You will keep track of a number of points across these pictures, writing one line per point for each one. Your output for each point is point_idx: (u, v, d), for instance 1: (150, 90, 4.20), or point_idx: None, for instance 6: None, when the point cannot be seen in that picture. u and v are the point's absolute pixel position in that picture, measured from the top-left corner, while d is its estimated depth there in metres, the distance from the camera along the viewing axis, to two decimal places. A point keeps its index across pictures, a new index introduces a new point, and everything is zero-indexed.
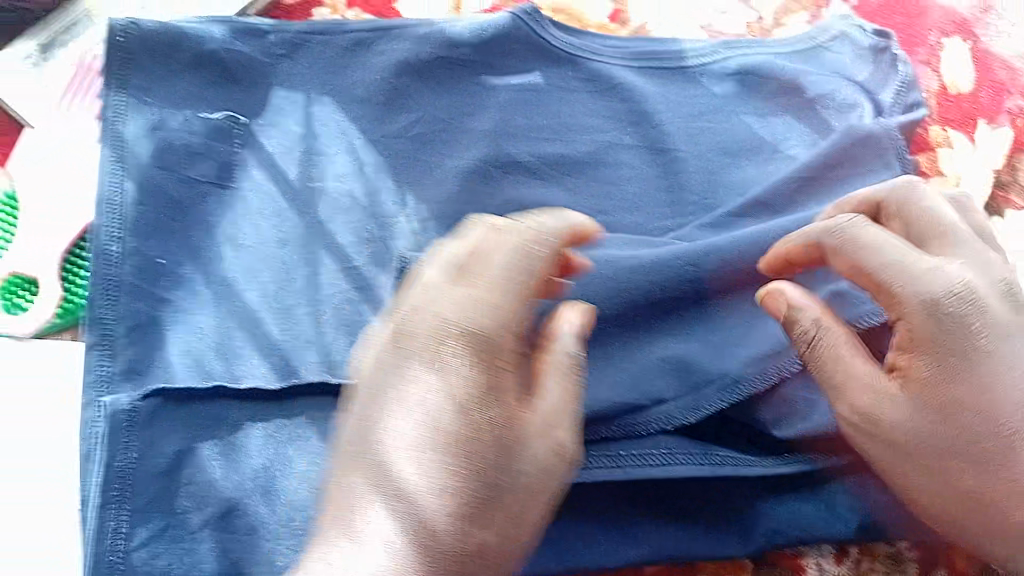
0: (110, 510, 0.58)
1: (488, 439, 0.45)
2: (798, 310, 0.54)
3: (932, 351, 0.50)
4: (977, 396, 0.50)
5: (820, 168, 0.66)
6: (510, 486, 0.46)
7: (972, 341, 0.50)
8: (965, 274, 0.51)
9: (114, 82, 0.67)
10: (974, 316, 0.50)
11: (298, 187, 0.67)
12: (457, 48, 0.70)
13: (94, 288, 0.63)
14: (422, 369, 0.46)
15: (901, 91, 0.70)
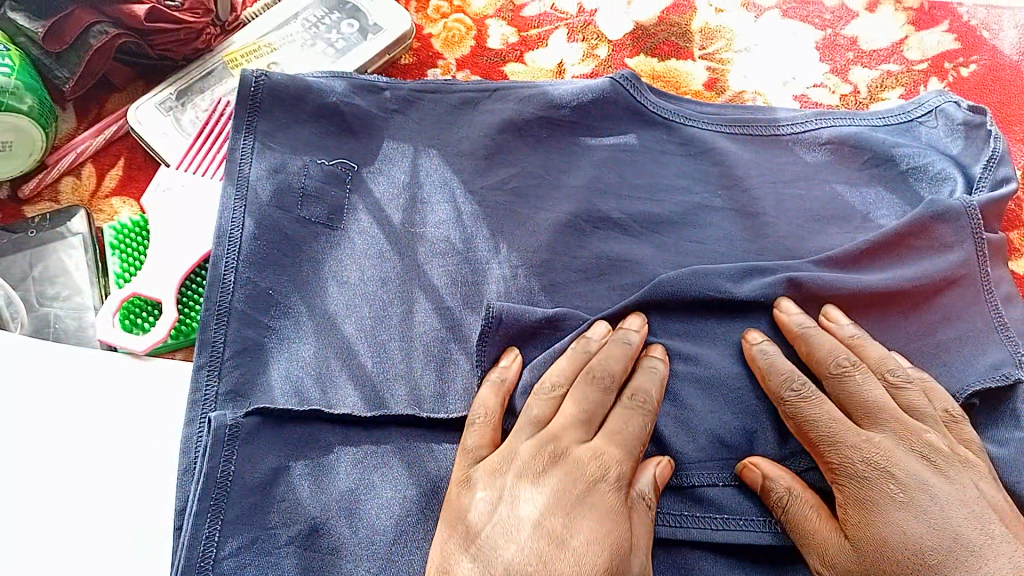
0: (205, 519, 0.58)
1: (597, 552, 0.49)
2: (773, 481, 0.57)
3: (853, 503, 0.54)
4: (895, 544, 0.52)
5: (902, 238, 0.67)
6: None
7: (870, 493, 0.54)
8: (873, 437, 0.55)
9: (244, 126, 0.73)
10: (883, 472, 0.54)
11: (400, 231, 0.71)
12: (558, 110, 0.75)
13: (207, 312, 0.66)
14: (524, 489, 0.52)
15: (992, 165, 0.71)
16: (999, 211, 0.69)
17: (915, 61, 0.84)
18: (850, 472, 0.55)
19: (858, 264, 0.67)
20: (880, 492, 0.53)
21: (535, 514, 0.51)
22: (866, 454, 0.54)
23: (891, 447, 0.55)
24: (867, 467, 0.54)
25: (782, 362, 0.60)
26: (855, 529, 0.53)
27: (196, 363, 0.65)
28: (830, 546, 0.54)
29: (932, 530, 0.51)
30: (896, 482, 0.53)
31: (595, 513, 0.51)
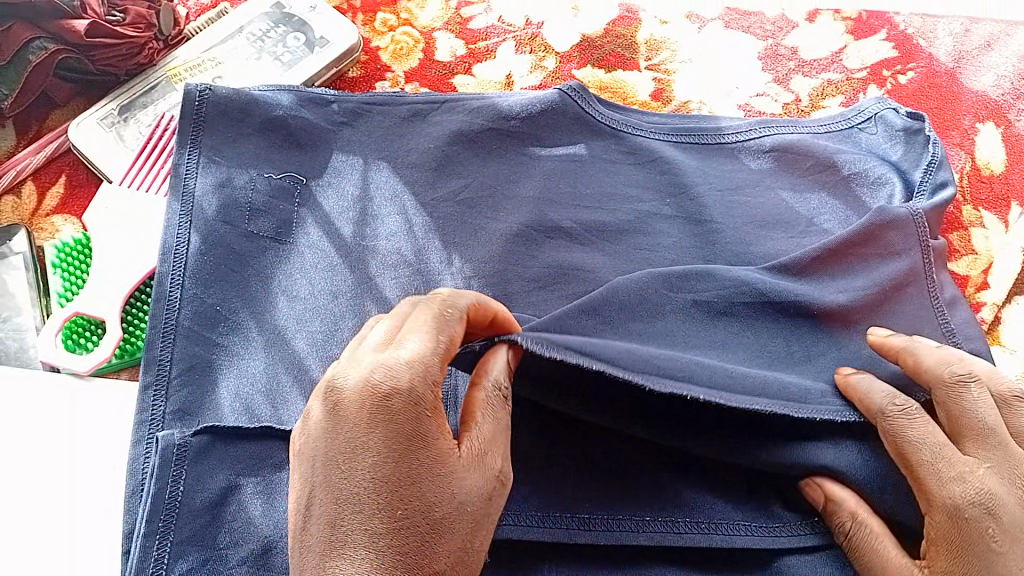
0: (154, 540, 0.57)
1: (417, 473, 0.44)
2: (837, 504, 0.55)
3: (949, 548, 0.52)
4: None
5: (853, 246, 0.67)
6: (450, 512, 0.44)
7: (974, 540, 0.51)
8: (987, 477, 0.52)
9: (189, 141, 0.73)
10: (990, 522, 0.51)
11: (350, 244, 0.70)
12: (506, 120, 0.75)
13: (153, 330, 0.65)
14: (346, 449, 0.45)
15: (930, 170, 0.73)
16: (938, 218, 0.71)
17: (855, 69, 0.87)
18: (952, 512, 0.52)
19: (807, 272, 0.66)
20: (979, 539, 0.51)
21: (346, 462, 0.44)
22: (974, 496, 0.52)
23: (993, 483, 0.52)
24: (971, 505, 0.52)
25: (878, 386, 0.57)
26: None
27: (142, 382, 0.64)
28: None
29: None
30: (998, 526, 0.51)
31: (389, 454, 0.44)
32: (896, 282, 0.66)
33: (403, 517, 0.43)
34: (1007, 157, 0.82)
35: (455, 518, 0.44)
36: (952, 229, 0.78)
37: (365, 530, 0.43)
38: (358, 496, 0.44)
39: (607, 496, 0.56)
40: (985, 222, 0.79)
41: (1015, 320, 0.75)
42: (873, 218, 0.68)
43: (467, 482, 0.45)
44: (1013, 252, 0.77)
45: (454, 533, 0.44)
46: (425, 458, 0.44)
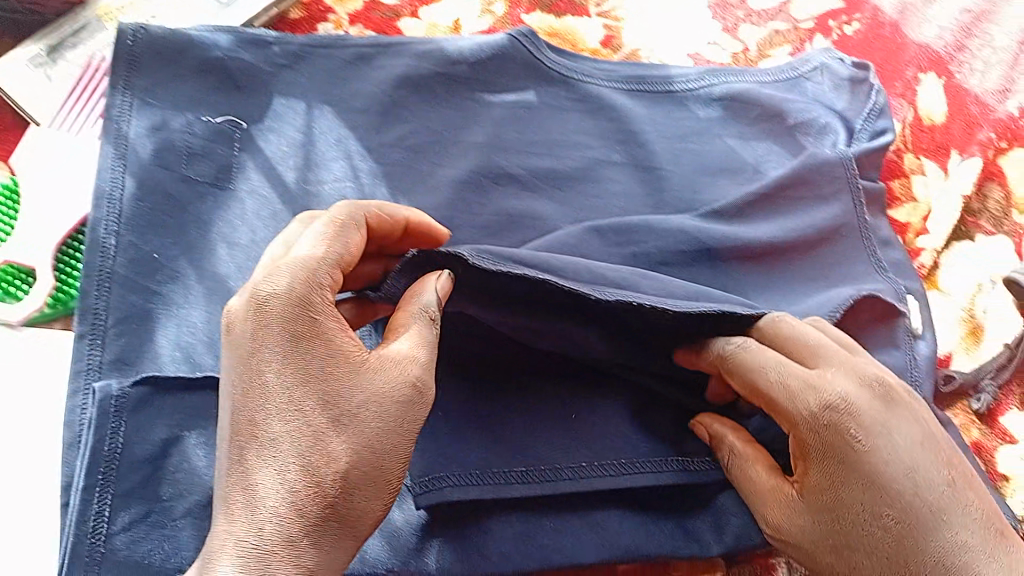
0: (93, 494, 0.55)
1: (315, 372, 0.44)
2: (717, 438, 0.57)
3: (818, 461, 0.52)
4: (859, 494, 0.50)
5: (785, 189, 0.68)
6: (353, 411, 0.44)
7: (842, 447, 0.51)
8: (842, 387, 0.52)
9: (120, 82, 0.69)
10: (848, 422, 0.51)
11: (294, 191, 0.68)
12: (454, 65, 0.73)
13: (88, 278, 0.63)
14: (246, 360, 0.44)
15: (871, 119, 0.75)
16: (874, 161, 0.73)
17: (802, 20, 0.87)
18: (810, 423, 0.51)
19: (743, 215, 0.66)
20: (840, 439, 0.51)
21: (251, 369, 0.44)
22: (823, 399, 0.51)
23: (847, 384, 0.52)
24: (826, 409, 0.51)
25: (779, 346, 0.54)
26: (815, 487, 0.52)
27: (77, 332, 0.61)
28: (783, 500, 0.54)
29: (897, 474, 0.50)
30: (857, 424, 0.51)
31: (287, 360, 0.44)
32: (827, 226, 0.67)
33: (304, 421, 0.43)
34: (947, 108, 0.83)
35: (361, 413, 0.44)
36: (893, 177, 0.79)
37: (266, 439, 0.43)
38: (258, 407, 0.44)
39: (533, 445, 0.56)
40: (925, 170, 0.79)
41: (953, 267, 0.76)
42: (805, 161, 0.68)
43: (375, 381, 0.45)
44: (950, 199, 0.78)
45: (365, 430, 0.44)
46: (325, 363, 0.44)
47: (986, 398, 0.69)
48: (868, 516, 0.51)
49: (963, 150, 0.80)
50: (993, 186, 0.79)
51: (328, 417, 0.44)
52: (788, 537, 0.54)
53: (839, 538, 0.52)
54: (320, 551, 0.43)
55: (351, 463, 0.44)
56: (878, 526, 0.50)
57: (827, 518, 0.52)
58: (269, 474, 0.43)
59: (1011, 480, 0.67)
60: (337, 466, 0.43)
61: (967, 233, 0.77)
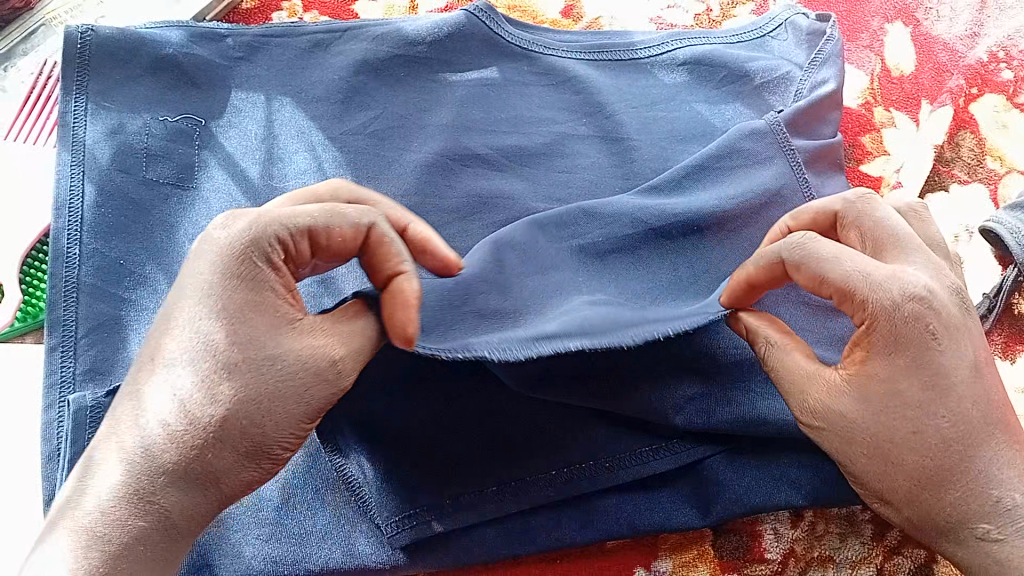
0: None
1: (250, 324, 0.45)
2: (754, 330, 0.55)
3: (884, 347, 0.50)
4: (921, 390, 0.49)
5: (722, 160, 0.66)
6: (259, 385, 0.45)
7: (924, 340, 0.49)
8: (923, 280, 0.50)
9: (74, 87, 0.68)
10: (929, 318, 0.49)
11: (259, 186, 0.67)
12: (413, 46, 0.72)
13: (53, 288, 0.62)
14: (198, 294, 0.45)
15: (829, 65, 0.73)
16: (819, 113, 0.70)
17: None
18: (890, 311, 0.49)
19: (679, 188, 0.64)
20: (916, 331, 0.49)
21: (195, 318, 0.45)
22: (909, 289, 0.49)
23: (926, 279, 0.50)
24: (909, 303, 0.49)
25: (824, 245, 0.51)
26: (867, 378, 0.50)
27: (47, 344, 0.61)
28: (825, 386, 0.52)
29: (960, 378, 0.50)
30: (940, 322, 0.49)
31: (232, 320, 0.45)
32: (769, 187, 0.65)
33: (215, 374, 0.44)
34: (916, 56, 0.82)
35: (268, 385, 0.45)
36: (864, 132, 0.78)
37: (181, 378, 0.45)
38: (187, 359, 0.45)
39: (489, 465, 0.57)
40: (896, 123, 0.79)
41: (927, 216, 0.75)
42: (735, 133, 0.66)
43: (292, 362, 0.46)
44: (919, 150, 0.76)
45: (265, 407, 0.45)
46: (256, 333, 0.45)
47: None
48: (923, 410, 0.49)
49: (933, 100, 0.79)
50: (965, 133, 0.78)
51: (236, 379, 0.45)
52: (827, 421, 0.52)
53: (893, 429, 0.50)
54: (190, 502, 0.46)
55: (236, 434, 0.45)
56: (931, 424, 0.49)
57: (875, 413, 0.50)
58: (166, 407, 0.45)
59: None
60: (227, 443, 0.45)
61: (941, 183, 0.76)
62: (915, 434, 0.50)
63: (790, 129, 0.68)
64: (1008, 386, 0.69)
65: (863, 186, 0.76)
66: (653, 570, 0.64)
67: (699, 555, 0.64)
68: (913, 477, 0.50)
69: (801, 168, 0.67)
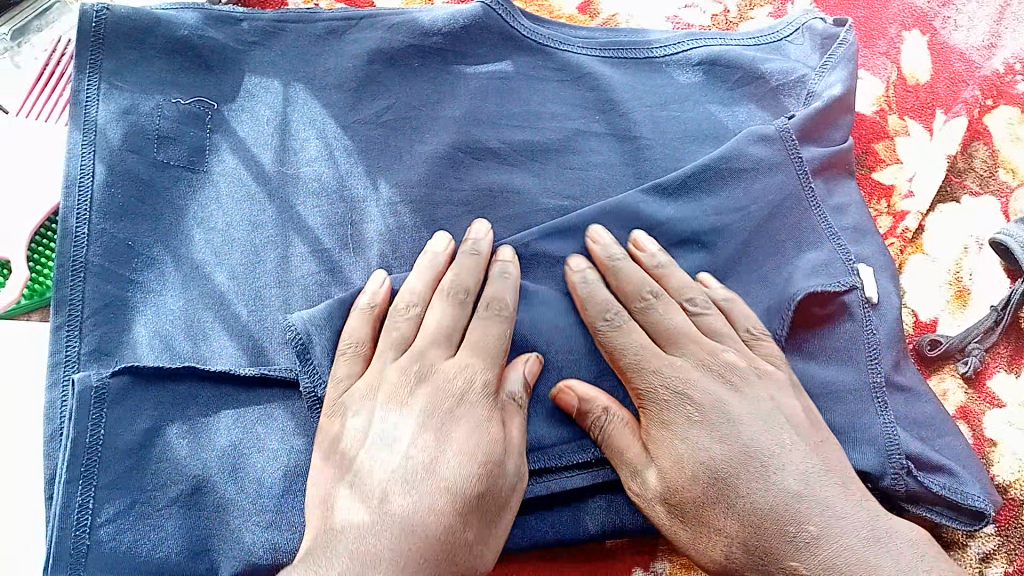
0: (77, 486, 0.55)
1: (475, 401, 0.53)
2: (587, 402, 0.57)
3: (676, 410, 0.54)
4: (709, 446, 0.52)
5: (727, 165, 0.66)
6: (502, 478, 0.52)
7: (691, 406, 0.53)
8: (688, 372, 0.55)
9: (87, 66, 0.68)
10: (691, 391, 0.54)
11: (270, 173, 0.67)
12: (428, 37, 0.71)
13: (61, 268, 0.62)
14: (392, 408, 0.53)
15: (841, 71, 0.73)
16: (829, 119, 0.71)
17: None
18: (653, 395, 0.55)
19: (686, 191, 0.65)
20: (676, 412, 0.54)
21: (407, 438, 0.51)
22: (666, 380, 0.55)
23: (690, 370, 0.55)
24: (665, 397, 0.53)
25: (634, 268, 0.60)
26: (661, 449, 0.54)
27: (53, 323, 0.60)
28: (642, 460, 0.54)
29: (749, 433, 0.52)
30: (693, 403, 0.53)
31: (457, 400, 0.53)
32: (777, 195, 0.65)
33: (479, 471, 0.50)
34: (932, 65, 0.81)
35: (496, 490, 0.51)
36: (877, 139, 0.78)
37: (424, 460, 0.50)
38: (404, 433, 0.51)
39: None
40: (910, 131, 0.78)
41: (936, 229, 0.75)
42: (742, 139, 0.66)
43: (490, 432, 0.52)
44: (931, 160, 0.76)
45: (500, 492, 0.52)
46: (483, 428, 0.52)
47: (973, 362, 0.68)
48: (722, 467, 0.51)
49: (948, 109, 0.79)
50: (978, 145, 0.78)
51: (481, 455, 0.51)
52: (643, 493, 0.54)
53: (709, 500, 0.51)
54: (471, 530, 0.49)
55: (507, 470, 0.52)
56: (726, 490, 0.51)
57: (664, 481, 0.53)
58: (425, 493, 0.49)
59: (997, 445, 0.67)
60: (476, 480, 0.50)
61: (953, 194, 0.76)
62: (724, 493, 0.51)
63: (796, 134, 0.68)
64: (1014, 400, 0.69)
65: (874, 193, 0.75)
66: (651, 570, 0.64)
67: None
68: (736, 554, 0.51)
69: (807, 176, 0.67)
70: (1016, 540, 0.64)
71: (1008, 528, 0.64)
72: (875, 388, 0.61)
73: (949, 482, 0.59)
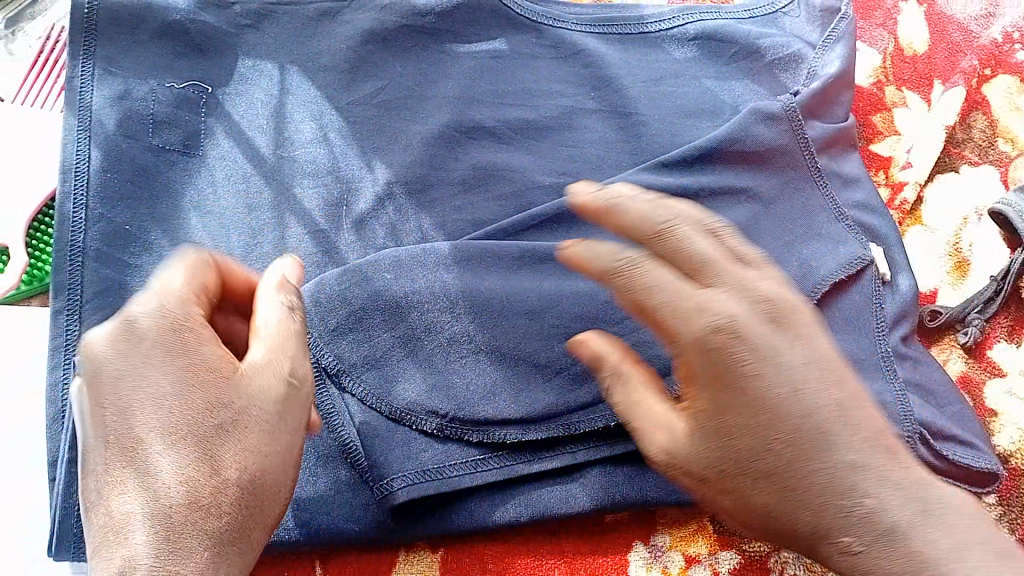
0: (78, 466, 0.56)
1: (164, 332, 0.41)
2: None
3: None
4: (906, 435, 0.37)
5: (736, 145, 0.65)
6: (244, 411, 0.42)
7: None
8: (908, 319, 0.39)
9: (80, 51, 0.68)
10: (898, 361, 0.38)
11: (266, 156, 0.67)
12: (422, 17, 0.71)
13: (59, 253, 0.62)
14: (141, 374, 0.40)
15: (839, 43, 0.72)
16: (832, 96, 0.70)
17: None
18: None
19: (690, 167, 0.65)
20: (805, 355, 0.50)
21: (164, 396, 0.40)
22: None
23: None
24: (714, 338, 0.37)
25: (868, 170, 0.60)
26: None
27: (53, 308, 0.61)
28: (672, 421, 0.40)
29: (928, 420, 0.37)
30: None
31: (163, 406, 0.40)
32: (782, 177, 0.66)
33: (214, 415, 0.41)
34: (930, 36, 0.81)
35: (205, 423, 0.41)
36: (875, 110, 0.77)
37: (211, 408, 0.41)
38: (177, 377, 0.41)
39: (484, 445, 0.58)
40: (908, 102, 0.77)
41: (935, 199, 0.75)
42: (748, 116, 0.66)
43: (256, 397, 0.42)
44: (931, 130, 0.76)
45: (231, 417, 0.41)
46: (177, 354, 0.41)
47: (973, 332, 0.68)
48: (766, 440, 0.37)
49: (946, 80, 0.78)
50: (977, 115, 0.77)
51: (205, 399, 0.41)
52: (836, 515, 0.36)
53: (770, 480, 0.38)
54: (235, 457, 0.41)
55: (237, 411, 0.42)
56: (773, 461, 0.38)
57: None
58: (215, 444, 0.41)
59: (999, 414, 0.67)
60: (219, 419, 0.41)
61: (951, 165, 0.76)
62: (765, 458, 0.38)
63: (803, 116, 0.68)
64: (1014, 369, 0.68)
65: (872, 165, 0.75)
66: (651, 544, 0.64)
67: (698, 530, 0.65)
68: None
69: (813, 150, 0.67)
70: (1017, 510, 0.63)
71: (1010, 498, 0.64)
72: (879, 356, 0.61)
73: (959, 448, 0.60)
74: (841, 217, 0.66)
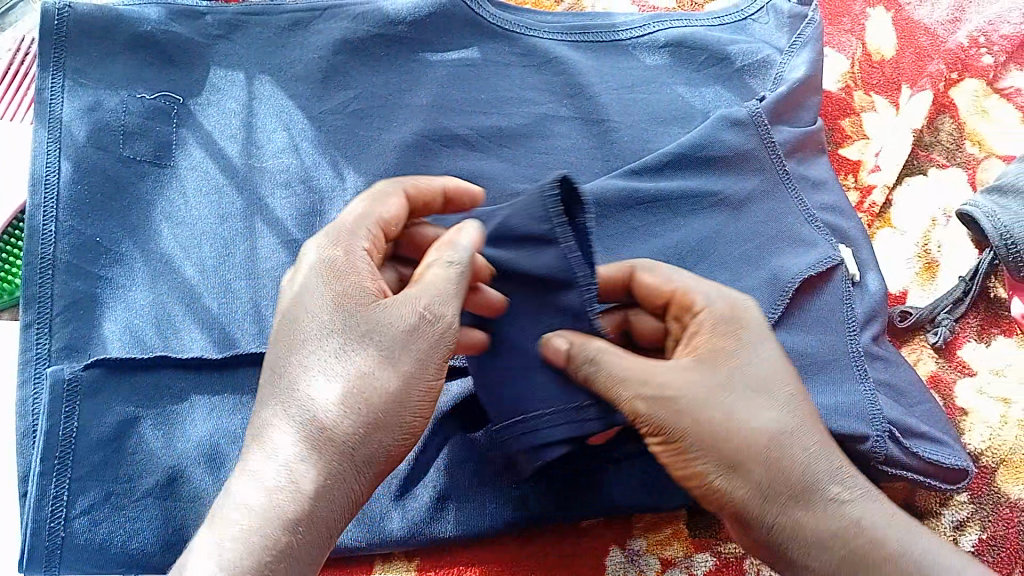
0: (51, 478, 0.56)
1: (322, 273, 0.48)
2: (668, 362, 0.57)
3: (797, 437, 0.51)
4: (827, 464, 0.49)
5: (702, 151, 0.66)
6: (372, 330, 0.46)
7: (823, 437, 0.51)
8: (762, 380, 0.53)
9: (50, 65, 0.68)
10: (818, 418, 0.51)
11: (237, 165, 0.67)
12: (394, 26, 0.71)
13: (29, 266, 0.62)
14: (313, 303, 0.48)
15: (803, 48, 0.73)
16: (798, 101, 0.71)
17: None
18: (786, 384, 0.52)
19: (660, 173, 0.66)
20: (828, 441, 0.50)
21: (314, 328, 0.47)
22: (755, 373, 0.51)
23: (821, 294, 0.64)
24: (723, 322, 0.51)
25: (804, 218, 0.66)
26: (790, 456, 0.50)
27: (23, 322, 0.60)
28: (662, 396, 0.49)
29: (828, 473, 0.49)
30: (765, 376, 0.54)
31: (316, 331, 0.47)
32: (751, 182, 0.67)
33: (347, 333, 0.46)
34: (898, 41, 0.82)
35: (368, 331, 0.46)
36: (844, 115, 0.79)
37: (335, 333, 0.47)
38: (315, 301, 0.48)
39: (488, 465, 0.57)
40: (876, 106, 0.79)
41: (904, 202, 0.75)
42: (715, 121, 0.67)
43: (385, 325, 0.46)
44: (899, 133, 0.77)
45: (365, 334, 0.46)
46: (335, 292, 0.48)
47: (943, 331, 0.69)
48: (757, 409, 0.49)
49: (914, 84, 0.79)
50: (945, 118, 0.79)
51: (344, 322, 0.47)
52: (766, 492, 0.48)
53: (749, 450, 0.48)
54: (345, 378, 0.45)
55: (376, 326, 0.46)
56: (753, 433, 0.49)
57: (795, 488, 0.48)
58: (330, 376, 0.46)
59: (969, 414, 0.67)
60: (364, 330, 0.46)
61: (920, 168, 0.77)
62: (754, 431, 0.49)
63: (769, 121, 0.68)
64: (984, 367, 0.69)
65: (842, 168, 0.76)
66: (628, 548, 0.64)
67: (674, 534, 0.64)
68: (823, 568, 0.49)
69: (781, 154, 0.68)
70: (989, 507, 0.65)
71: (981, 496, 0.65)
72: (853, 357, 0.62)
73: (932, 449, 0.61)
74: (813, 219, 0.66)
